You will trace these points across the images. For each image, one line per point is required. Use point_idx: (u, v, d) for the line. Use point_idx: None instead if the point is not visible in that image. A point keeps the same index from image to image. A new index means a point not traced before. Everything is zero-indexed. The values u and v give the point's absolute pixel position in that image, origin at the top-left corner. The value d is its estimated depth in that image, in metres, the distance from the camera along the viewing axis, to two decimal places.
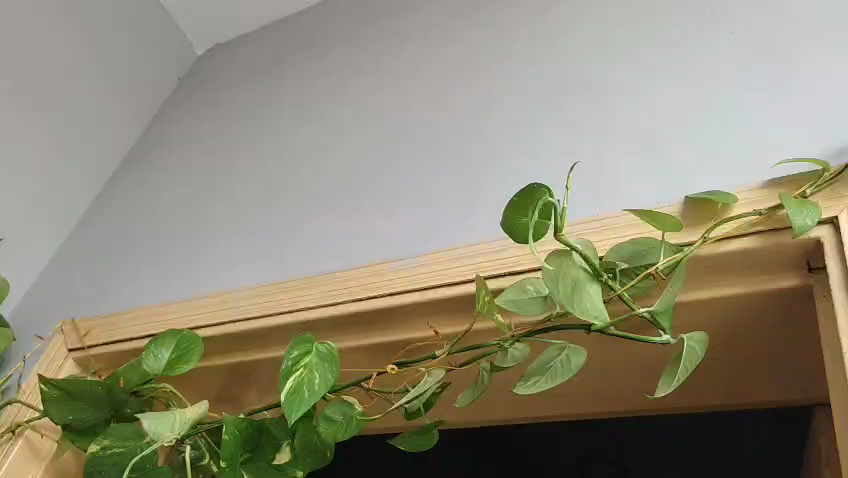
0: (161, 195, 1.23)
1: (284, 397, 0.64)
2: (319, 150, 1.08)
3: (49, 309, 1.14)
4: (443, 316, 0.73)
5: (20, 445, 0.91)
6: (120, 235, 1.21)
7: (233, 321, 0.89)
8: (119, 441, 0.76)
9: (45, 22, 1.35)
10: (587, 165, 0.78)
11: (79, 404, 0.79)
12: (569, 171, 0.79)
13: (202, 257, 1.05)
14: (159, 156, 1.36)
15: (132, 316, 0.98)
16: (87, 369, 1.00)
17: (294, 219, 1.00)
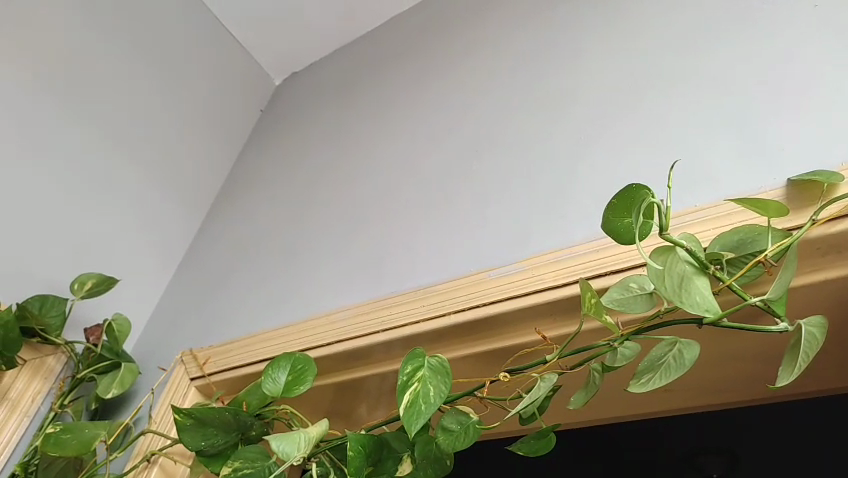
0: (260, 226, 1.30)
1: (402, 412, 0.66)
2: (403, 168, 1.12)
3: (167, 342, 1.21)
4: (549, 320, 0.74)
5: (156, 471, 0.97)
6: (226, 267, 1.27)
7: (341, 339, 0.92)
8: (248, 462, 0.80)
9: (136, 74, 1.45)
10: (684, 160, 0.76)
11: (210, 430, 0.82)
12: (669, 169, 0.78)
13: (303, 280, 1.10)
14: (253, 188, 1.43)
15: (245, 343, 1.04)
16: (209, 395, 1.06)
17: (388, 235, 1.03)
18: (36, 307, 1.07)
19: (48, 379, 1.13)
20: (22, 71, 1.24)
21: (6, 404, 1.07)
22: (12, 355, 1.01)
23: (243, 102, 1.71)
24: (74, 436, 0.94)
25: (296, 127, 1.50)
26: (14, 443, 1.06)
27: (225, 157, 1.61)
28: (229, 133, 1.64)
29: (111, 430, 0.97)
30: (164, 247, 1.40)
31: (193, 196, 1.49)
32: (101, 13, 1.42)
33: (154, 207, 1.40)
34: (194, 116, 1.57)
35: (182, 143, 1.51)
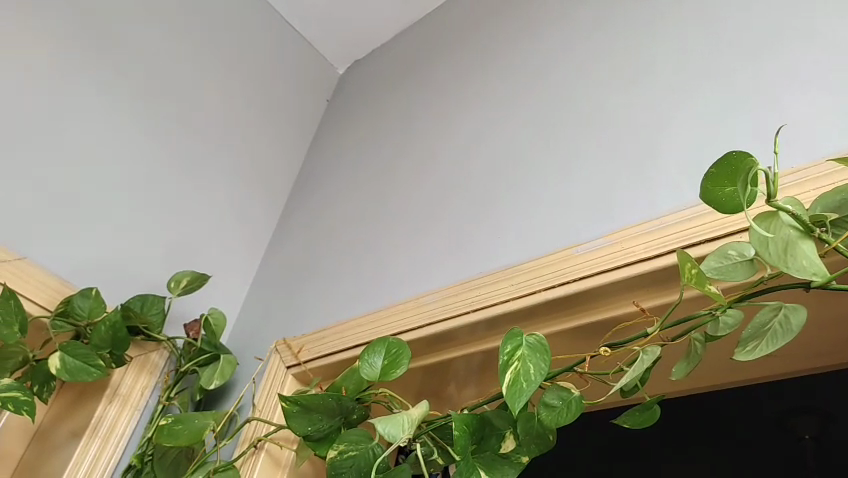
0: (339, 215, 1.32)
1: (505, 390, 0.67)
2: (478, 150, 1.12)
3: (261, 331, 1.25)
4: (645, 292, 0.74)
5: (263, 457, 1.02)
6: (309, 257, 1.31)
7: (432, 321, 0.94)
8: (353, 445, 0.84)
9: (209, 75, 1.50)
10: (790, 125, 0.73)
11: (316, 416, 0.86)
12: (776, 134, 0.74)
13: (387, 264, 1.12)
14: (329, 178, 1.46)
15: (337, 330, 1.07)
16: (306, 382, 1.09)
17: (469, 216, 1.04)
18: (138, 306, 1.13)
19: (153, 374, 1.19)
20: (101, 83, 1.30)
21: (117, 400, 1.14)
22: (121, 354, 1.07)
23: (311, 94, 1.74)
24: (185, 426, 1.00)
25: (366, 115, 1.52)
26: (126, 436, 1.13)
27: (297, 149, 1.64)
28: (299, 126, 1.67)
29: (219, 419, 1.02)
30: (247, 241, 1.44)
31: (271, 190, 1.54)
32: (169, 20, 1.47)
33: (235, 203, 1.44)
34: (265, 112, 1.60)
35: (256, 139, 1.55)
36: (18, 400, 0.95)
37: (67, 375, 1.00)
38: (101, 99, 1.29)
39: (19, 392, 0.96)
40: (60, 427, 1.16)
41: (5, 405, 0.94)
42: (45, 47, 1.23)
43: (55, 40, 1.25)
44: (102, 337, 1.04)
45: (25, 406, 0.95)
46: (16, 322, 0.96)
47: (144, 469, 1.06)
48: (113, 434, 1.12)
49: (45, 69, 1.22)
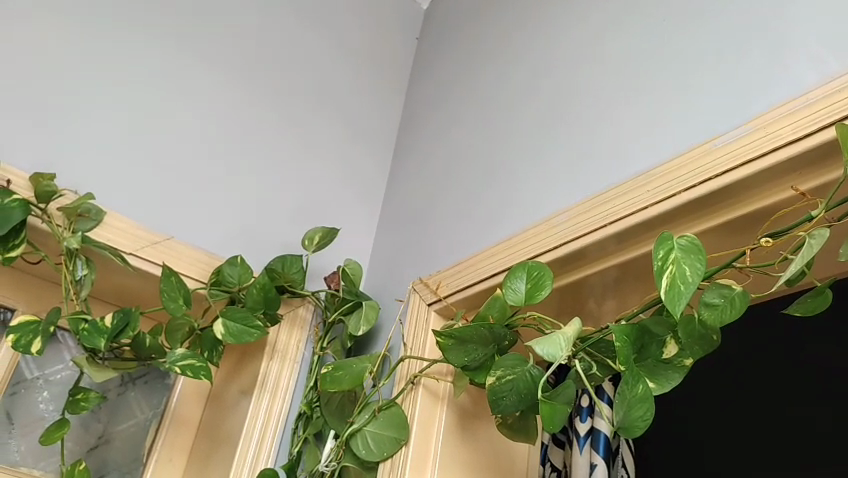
0: (452, 149, 1.32)
1: (663, 295, 0.66)
2: (587, 60, 1.08)
3: (395, 275, 1.29)
4: (800, 173, 0.70)
5: (421, 391, 1.06)
6: (429, 196, 1.32)
7: (568, 240, 0.93)
8: (509, 369, 0.86)
9: (301, 32, 1.53)
10: None
11: (470, 347, 0.89)
12: None
13: (508, 191, 1.11)
14: (433, 115, 1.45)
15: (471, 262, 1.08)
16: (449, 316, 1.12)
17: (587, 130, 1.02)
18: (279, 266, 1.20)
19: (304, 328, 1.26)
20: (202, 59, 1.34)
21: (277, 356, 1.22)
22: (274, 312, 1.14)
23: (400, 34, 1.72)
24: (346, 371, 1.06)
25: (459, 45, 1.49)
26: (290, 387, 1.21)
27: (396, 93, 1.64)
28: (394, 69, 1.66)
29: (375, 361, 1.08)
30: (365, 190, 1.47)
31: (378, 137, 1.55)
32: None
33: (347, 155, 1.47)
34: (360, 59, 1.61)
35: (356, 89, 1.56)
36: (195, 367, 1.04)
37: (232, 338, 1.07)
38: (205, 75, 1.34)
39: (194, 359, 1.05)
40: (230, 387, 1.26)
41: (185, 372, 1.03)
42: (147, 34, 1.29)
43: (154, 26, 1.31)
44: (255, 299, 1.12)
45: (203, 371, 1.04)
46: (180, 296, 1.04)
47: (314, 415, 1.14)
48: (280, 387, 1.20)
49: (150, 56, 1.28)
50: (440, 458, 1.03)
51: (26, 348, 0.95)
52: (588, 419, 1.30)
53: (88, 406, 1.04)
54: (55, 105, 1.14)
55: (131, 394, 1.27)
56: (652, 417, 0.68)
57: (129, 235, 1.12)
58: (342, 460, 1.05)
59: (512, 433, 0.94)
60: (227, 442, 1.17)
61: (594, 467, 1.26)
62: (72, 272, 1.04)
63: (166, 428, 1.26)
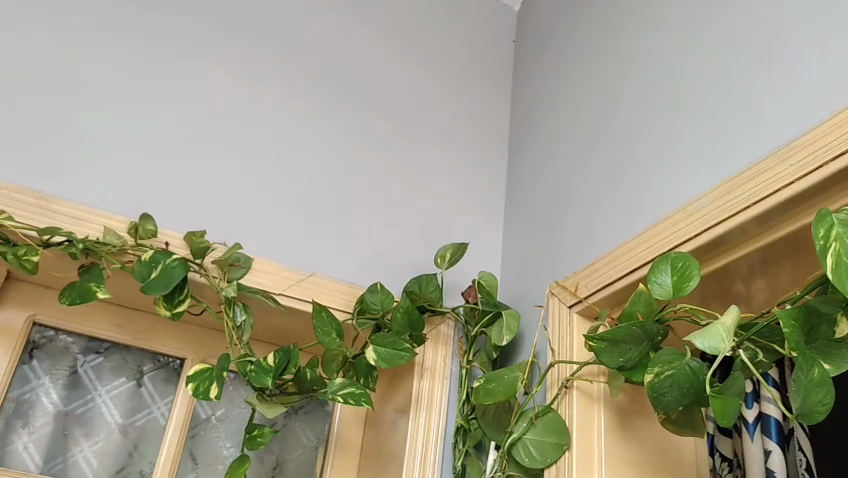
0: (570, 147, 1.31)
1: (831, 275, 0.64)
2: (704, 38, 1.05)
3: (529, 280, 1.30)
4: None
5: (576, 394, 1.06)
6: (552, 197, 1.32)
7: (709, 227, 0.91)
8: (667, 365, 0.85)
9: (402, 55, 1.56)
10: None
11: (623, 347, 0.88)
12: None
13: (636, 184, 1.10)
14: (545, 116, 1.45)
15: (608, 260, 1.07)
16: (592, 316, 1.11)
17: (713, 112, 0.99)
18: (417, 287, 1.24)
19: (448, 343, 1.29)
20: (314, 99, 1.40)
21: (427, 373, 1.25)
22: (419, 333, 1.17)
23: (497, 40, 1.72)
24: (498, 383, 1.08)
25: (562, 43, 1.48)
26: (444, 403, 1.24)
27: (504, 98, 1.64)
28: (498, 74, 1.67)
29: (525, 368, 1.09)
30: (487, 199, 1.48)
31: (491, 145, 1.56)
32: (351, 19, 1.54)
33: (463, 168, 1.49)
34: (462, 71, 1.62)
35: (464, 100, 1.58)
36: (355, 395, 1.09)
37: (385, 363, 1.12)
38: (319, 113, 1.40)
39: (353, 388, 1.09)
40: (386, 408, 1.31)
41: (347, 401, 1.08)
42: (263, 84, 1.37)
43: (268, 75, 1.38)
44: (401, 323, 1.16)
45: (363, 398, 1.08)
46: (332, 330, 1.10)
47: (472, 427, 1.17)
48: (434, 403, 1.23)
49: (268, 104, 1.35)
50: (606, 459, 1.02)
51: (206, 394, 1.03)
52: (754, 404, 1.26)
53: (264, 441, 1.11)
54: (192, 167, 1.23)
55: (296, 424, 1.35)
56: (834, 401, 0.66)
57: (276, 277, 1.19)
58: (506, 470, 1.07)
59: (678, 428, 0.93)
60: (393, 462, 1.22)
61: (768, 453, 1.22)
62: (232, 319, 1.12)
63: (333, 452, 1.32)
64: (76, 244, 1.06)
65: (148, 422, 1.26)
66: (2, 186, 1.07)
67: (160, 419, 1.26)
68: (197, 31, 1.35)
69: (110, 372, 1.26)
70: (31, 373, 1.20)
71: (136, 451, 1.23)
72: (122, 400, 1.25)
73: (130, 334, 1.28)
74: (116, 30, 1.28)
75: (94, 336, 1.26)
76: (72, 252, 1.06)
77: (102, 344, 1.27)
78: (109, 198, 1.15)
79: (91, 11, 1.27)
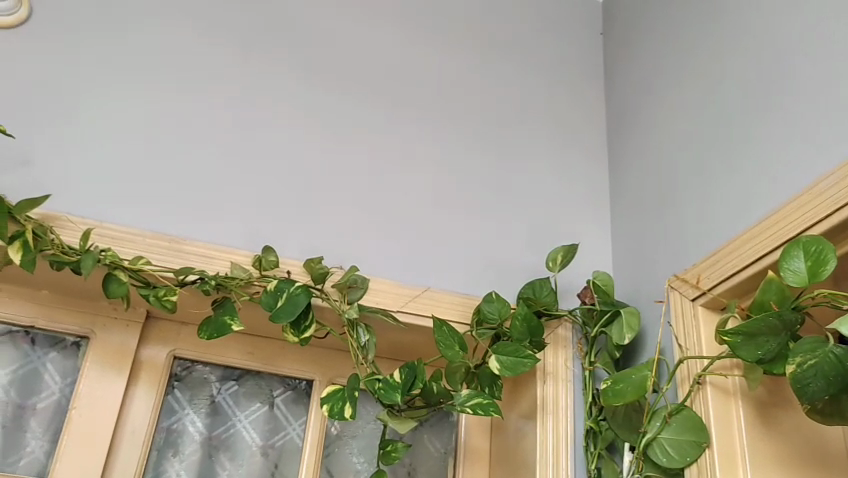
0: (677, 135, 1.28)
1: None
2: (817, 10, 1.00)
3: (645, 276, 1.27)
4: None
5: (710, 389, 1.03)
6: (661, 189, 1.29)
7: (841, 208, 0.87)
8: (810, 354, 0.82)
9: (492, 62, 1.55)
10: None
11: (760, 339, 0.86)
12: None
13: (753, 169, 1.06)
14: (645, 105, 1.42)
15: (730, 249, 1.04)
16: (717, 307, 1.08)
17: (834, 88, 0.94)
18: (531, 293, 1.25)
19: (568, 346, 1.28)
20: (410, 118, 1.42)
21: (550, 378, 1.25)
22: (539, 339, 1.17)
23: (585, 33, 1.68)
24: (626, 383, 1.07)
25: (656, 32, 1.44)
26: (571, 406, 1.24)
27: (597, 91, 1.61)
28: (590, 66, 1.64)
29: (653, 366, 1.07)
30: (591, 196, 1.47)
31: (589, 142, 1.53)
32: (438, 31, 1.54)
33: (564, 168, 1.48)
34: (552, 70, 1.60)
35: (558, 97, 1.56)
36: (483, 404, 1.10)
37: (509, 371, 1.12)
38: (417, 130, 1.42)
39: (480, 398, 1.11)
40: (512, 414, 1.32)
41: (477, 411, 1.09)
42: (362, 106, 1.40)
43: (365, 95, 1.41)
44: (520, 330, 1.16)
45: (492, 407, 1.09)
46: (454, 343, 1.12)
47: (602, 429, 1.16)
48: (560, 407, 1.23)
49: (367, 128, 1.38)
50: (749, 455, 0.99)
51: (341, 414, 1.07)
52: None
53: (398, 456, 1.14)
54: (303, 196, 1.28)
55: (424, 436, 1.37)
56: None
57: (393, 295, 1.23)
58: (644, 471, 1.05)
59: None
60: (525, 468, 1.22)
61: None
62: (356, 339, 1.16)
63: (463, 461, 1.34)
64: (208, 281, 1.12)
65: (286, 443, 1.32)
66: (137, 232, 1.14)
67: (296, 439, 1.32)
68: (295, 61, 1.39)
69: (246, 398, 1.33)
70: (176, 404, 1.29)
71: (278, 471, 1.29)
72: (260, 424, 1.32)
73: (260, 361, 1.34)
74: (219, 71, 1.33)
75: (228, 365, 1.33)
76: (205, 289, 1.12)
77: (235, 372, 1.34)
78: (231, 234, 1.21)
79: (195, 54, 1.33)
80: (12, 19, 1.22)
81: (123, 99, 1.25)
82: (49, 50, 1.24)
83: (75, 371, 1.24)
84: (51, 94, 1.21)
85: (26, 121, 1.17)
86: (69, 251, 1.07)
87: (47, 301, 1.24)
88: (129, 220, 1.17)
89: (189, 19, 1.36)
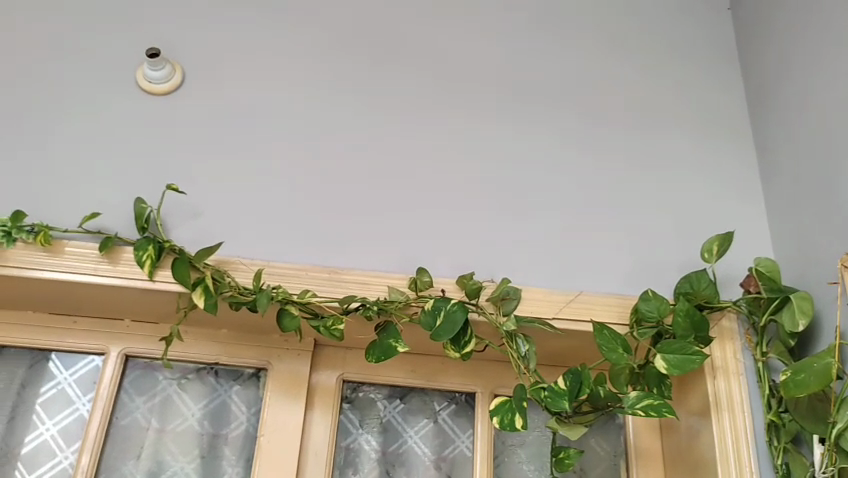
0: (833, 105, 1.20)
1: None
2: None
3: (813, 259, 1.21)
4: None
5: None
6: (821, 168, 1.21)
7: None
8: None
9: (616, 56, 1.52)
10: None
11: None
12: None
13: None
14: (790, 81, 1.34)
15: None
16: None
17: None
18: (689, 287, 1.22)
19: (735, 338, 1.23)
20: (541, 126, 1.42)
21: (720, 373, 1.21)
22: (705, 334, 1.14)
23: (710, 10, 1.60)
24: (808, 373, 1.01)
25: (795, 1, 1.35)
26: (746, 401, 1.19)
27: (732, 70, 1.53)
28: (721, 43, 1.56)
29: (836, 353, 1.01)
30: (739, 182, 1.41)
31: (729, 125, 1.47)
32: (557, 33, 1.52)
33: (706, 155, 1.43)
34: (681, 55, 1.54)
35: (691, 82, 1.51)
36: (655, 405, 1.08)
37: (678, 370, 1.09)
38: (549, 137, 1.42)
39: (651, 399, 1.09)
40: (682, 412, 1.28)
41: (649, 412, 1.07)
42: (492, 120, 1.42)
43: (492, 110, 1.43)
44: (683, 327, 1.14)
45: (665, 408, 1.07)
46: (618, 345, 1.13)
47: (785, 422, 1.12)
48: (736, 402, 1.18)
49: (499, 142, 1.40)
50: None
51: (512, 425, 1.09)
52: None
53: (572, 463, 1.14)
54: (446, 218, 1.32)
55: (592, 440, 1.36)
56: None
57: (547, 302, 1.24)
58: (837, 463, 1.00)
59: None
60: (705, 467, 1.19)
61: None
62: (516, 350, 1.17)
63: (636, 462, 1.32)
64: (371, 307, 1.18)
65: (457, 455, 1.35)
66: (301, 268, 1.22)
67: (466, 451, 1.36)
68: (422, 87, 1.43)
69: (413, 415, 1.38)
70: (350, 425, 1.36)
71: None
72: (430, 438, 1.36)
73: (422, 378, 1.39)
74: (352, 107, 1.39)
75: (394, 384, 1.39)
76: (368, 314, 1.18)
77: (401, 391, 1.39)
78: (384, 261, 1.27)
79: (328, 95, 1.40)
80: (169, 86, 1.34)
81: (271, 146, 1.34)
82: (204, 110, 1.35)
83: (257, 401, 1.34)
84: (208, 152, 1.32)
85: (191, 179, 1.29)
86: (244, 292, 1.17)
87: (227, 339, 1.35)
88: (291, 258, 1.25)
89: (321, 60, 1.43)
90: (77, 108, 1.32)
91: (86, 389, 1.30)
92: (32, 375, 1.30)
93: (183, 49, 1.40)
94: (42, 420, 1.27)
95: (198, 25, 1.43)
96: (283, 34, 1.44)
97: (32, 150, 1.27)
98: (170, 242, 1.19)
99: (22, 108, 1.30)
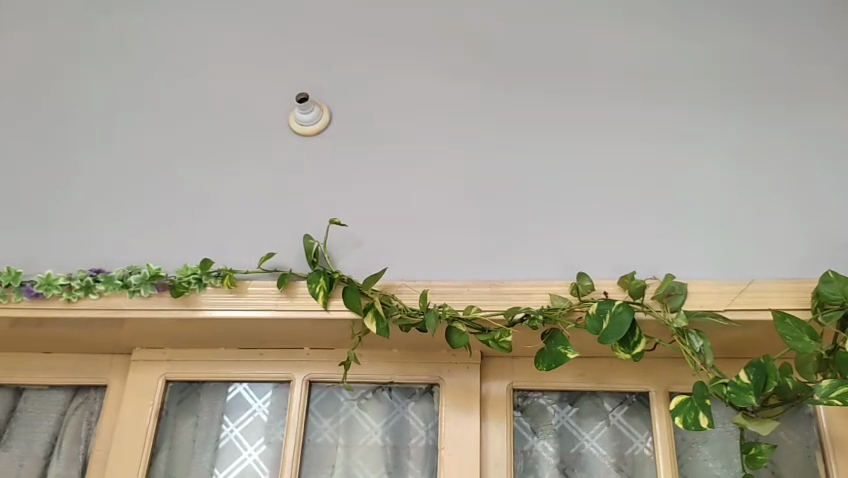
0: None
1: None
2: None
3: None
4: None
5: None
6: None
7: None
8: None
9: (757, 38, 1.47)
10: None
11: None
12: None
13: None
14: None
15: None
16: None
17: None
18: None
19: None
20: (685, 118, 1.39)
21: None
22: None
23: None
24: None
25: None
26: None
27: None
28: None
29: None
30: None
31: None
32: (691, 22, 1.49)
33: None
34: (827, 27, 1.47)
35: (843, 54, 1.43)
36: None
37: None
38: (695, 128, 1.38)
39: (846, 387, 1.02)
40: None
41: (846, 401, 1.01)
42: (633, 118, 1.40)
43: (633, 108, 1.41)
44: None
45: None
46: (804, 334, 1.08)
47: None
48: None
49: (644, 139, 1.38)
50: None
51: (697, 424, 1.06)
52: None
53: (765, 458, 1.09)
54: (599, 221, 1.31)
55: (780, 431, 1.30)
56: None
57: (716, 294, 1.20)
58: None
59: None
60: None
61: None
62: (690, 346, 1.14)
63: (834, 453, 1.25)
64: (536, 316, 1.19)
65: (637, 455, 1.34)
66: (464, 284, 1.26)
67: (646, 451, 1.34)
68: (558, 94, 1.44)
69: (587, 418, 1.38)
70: (525, 432, 1.38)
71: None
72: (607, 440, 1.35)
73: (592, 381, 1.39)
74: (491, 122, 1.42)
75: (564, 389, 1.39)
76: (534, 324, 1.19)
77: (572, 395, 1.40)
78: (542, 269, 1.28)
79: (467, 116, 1.44)
80: (319, 126, 1.44)
81: (418, 170, 1.39)
82: (352, 144, 1.43)
83: (434, 415, 1.39)
84: (362, 184, 1.39)
85: (349, 210, 1.37)
86: (412, 313, 1.22)
87: (398, 358, 1.41)
88: (452, 276, 1.29)
89: (456, 82, 1.48)
90: (242, 161, 1.44)
91: (278, 415, 1.41)
92: (231, 406, 1.43)
93: (329, 92, 1.49)
94: (244, 445, 1.39)
95: (339, 67, 1.52)
96: (418, 63, 1.51)
97: (209, 203, 1.41)
98: (338, 273, 1.27)
99: (195, 165, 1.45)
